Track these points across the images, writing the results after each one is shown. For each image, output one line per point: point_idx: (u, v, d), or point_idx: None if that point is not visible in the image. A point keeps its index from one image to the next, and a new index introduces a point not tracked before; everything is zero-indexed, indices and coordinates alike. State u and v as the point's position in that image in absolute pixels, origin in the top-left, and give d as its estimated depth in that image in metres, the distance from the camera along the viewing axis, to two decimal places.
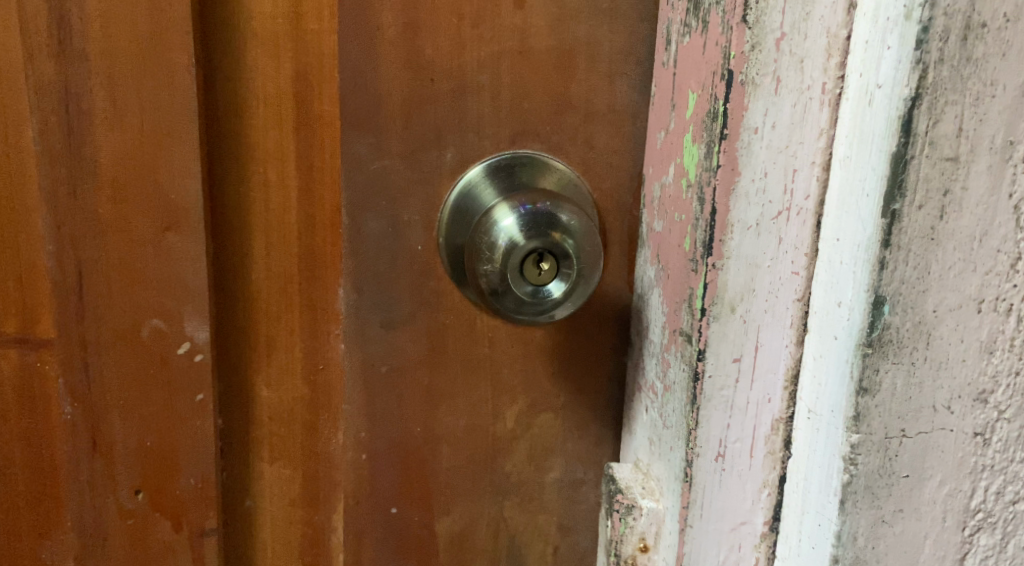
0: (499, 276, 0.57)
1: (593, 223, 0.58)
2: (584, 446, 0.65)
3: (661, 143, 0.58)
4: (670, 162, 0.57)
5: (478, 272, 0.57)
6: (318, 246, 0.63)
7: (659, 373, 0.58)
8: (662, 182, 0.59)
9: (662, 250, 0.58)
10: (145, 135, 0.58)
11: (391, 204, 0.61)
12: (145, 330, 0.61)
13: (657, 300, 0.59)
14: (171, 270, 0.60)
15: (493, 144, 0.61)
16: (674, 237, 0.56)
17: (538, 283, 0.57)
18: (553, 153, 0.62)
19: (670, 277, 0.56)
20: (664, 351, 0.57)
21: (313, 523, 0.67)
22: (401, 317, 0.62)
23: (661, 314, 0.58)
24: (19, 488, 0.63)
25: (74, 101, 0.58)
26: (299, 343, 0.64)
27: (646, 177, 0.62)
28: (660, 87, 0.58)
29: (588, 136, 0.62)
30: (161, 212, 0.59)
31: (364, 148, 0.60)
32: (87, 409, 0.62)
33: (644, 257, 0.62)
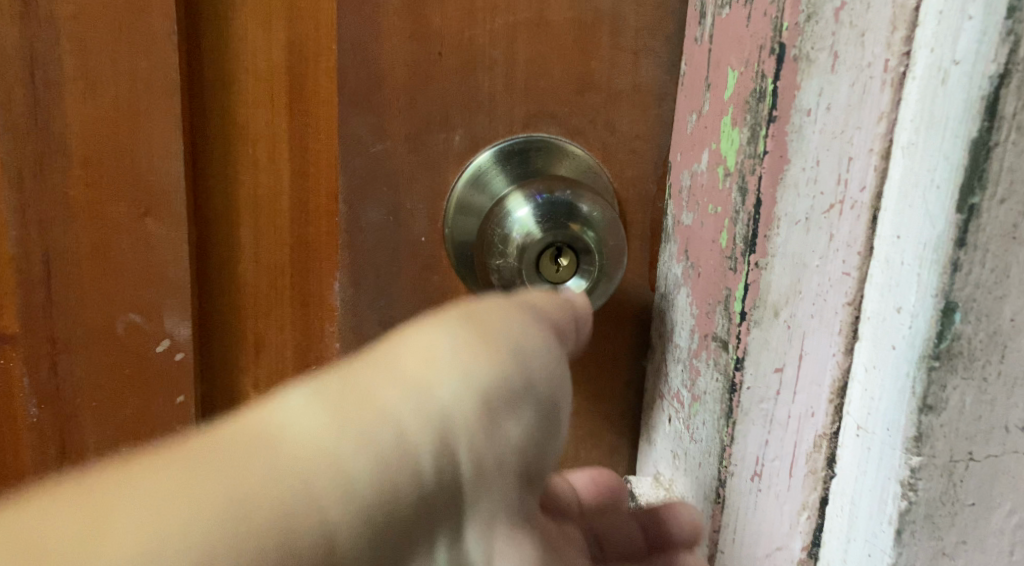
0: (512, 271, 0.52)
1: (616, 214, 0.53)
2: (597, 456, 0.60)
3: (690, 129, 0.53)
4: (704, 147, 0.51)
5: (490, 266, 0.53)
6: (312, 236, 0.57)
7: (686, 383, 0.53)
8: (691, 171, 0.53)
9: (691, 245, 0.53)
10: (124, 109, 0.52)
11: (392, 190, 0.56)
12: (120, 325, 0.55)
13: (685, 300, 0.53)
14: (150, 259, 0.55)
15: (506, 127, 0.56)
16: (704, 232, 0.51)
17: (556, 280, 0.52)
18: (570, 137, 0.57)
19: (702, 276, 0.51)
20: (693, 358, 0.52)
21: None
22: (402, 316, 0.57)
23: (690, 317, 0.53)
24: None
25: (42, 70, 0.51)
26: (290, 340, 0.59)
27: (671, 166, 0.57)
28: (692, 66, 0.53)
29: (609, 120, 0.57)
30: (140, 195, 0.54)
31: (364, 128, 0.55)
32: (55, 413, 0.56)
33: (667, 253, 0.57)
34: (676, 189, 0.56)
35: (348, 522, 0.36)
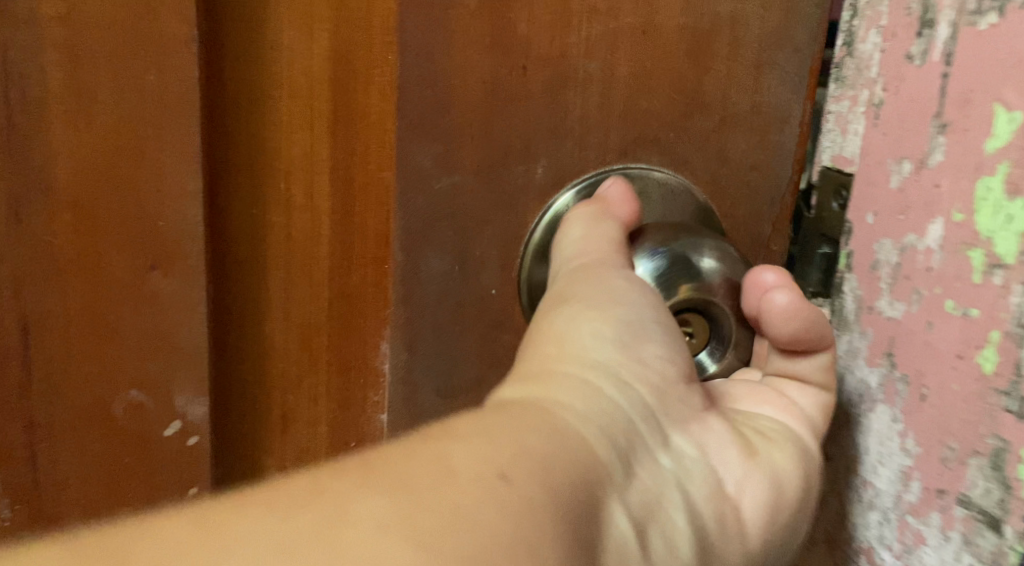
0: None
1: (723, 242, 0.43)
2: None
3: (893, 186, 0.40)
4: (932, 215, 0.38)
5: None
6: (356, 287, 0.46)
7: (867, 520, 0.42)
8: (900, 243, 0.40)
9: (900, 348, 0.40)
10: (125, 138, 0.40)
11: (459, 234, 0.45)
12: (119, 407, 0.43)
13: (892, 428, 0.40)
14: (158, 327, 0.43)
15: (595, 158, 0.45)
16: (934, 339, 0.38)
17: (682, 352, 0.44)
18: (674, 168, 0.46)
19: (941, 412, 0.38)
20: (906, 514, 0.40)
21: None
22: (464, 384, 0.47)
23: (902, 451, 0.40)
24: None
25: (18, 90, 0.39)
26: (324, 412, 0.48)
27: (851, 233, 0.42)
28: (895, 95, 0.40)
29: (720, 146, 0.46)
30: (148, 246, 0.42)
31: (427, 159, 0.43)
32: (30, 515, 0.44)
33: (845, 345, 0.43)
34: (863, 266, 0.41)
35: (599, 436, 0.36)
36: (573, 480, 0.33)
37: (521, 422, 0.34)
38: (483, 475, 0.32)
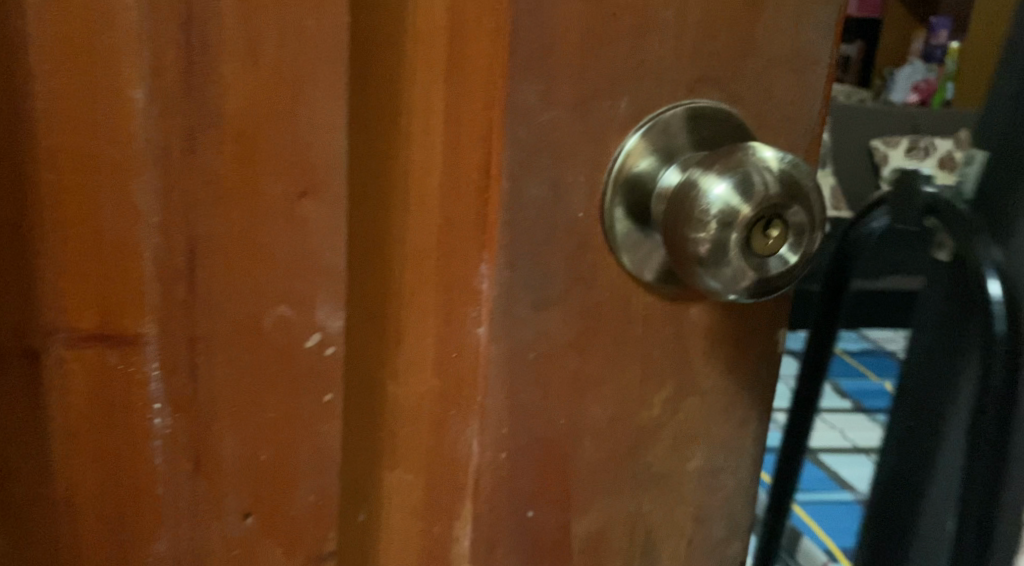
0: (728, 269, 0.47)
1: (786, 154, 0.48)
2: (728, 430, 0.60)
3: None
4: None
5: (697, 281, 0.47)
6: (461, 211, 0.51)
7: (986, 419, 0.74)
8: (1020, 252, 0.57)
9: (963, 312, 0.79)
10: (285, 75, 0.45)
11: (556, 162, 0.50)
12: (267, 320, 0.48)
13: None
14: (304, 250, 0.47)
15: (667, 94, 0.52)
16: None
17: (768, 254, 0.47)
18: (729, 104, 0.53)
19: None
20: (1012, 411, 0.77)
21: (430, 534, 0.55)
22: (554, 295, 0.52)
23: None
24: (88, 503, 0.51)
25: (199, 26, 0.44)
26: (432, 328, 0.53)
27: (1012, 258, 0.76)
28: None
29: (767, 84, 0.54)
30: (297, 175, 0.46)
31: (532, 97, 0.49)
32: (189, 421, 0.50)
33: None
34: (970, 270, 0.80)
35: None
36: None
37: None
38: None
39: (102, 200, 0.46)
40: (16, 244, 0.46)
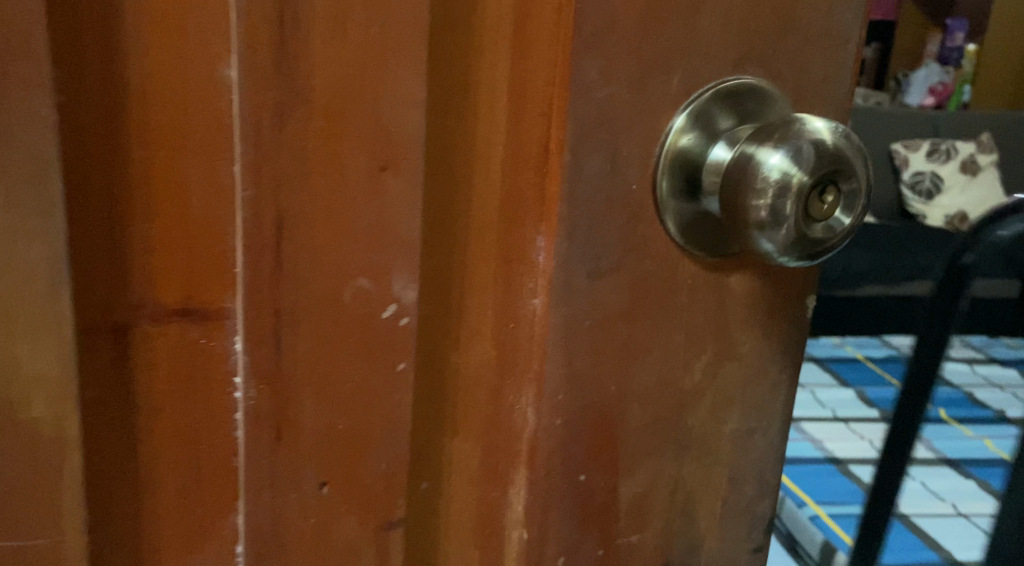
0: (788, 233, 0.49)
1: (837, 125, 0.51)
2: (761, 393, 0.58)
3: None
4: None
5: (757, 245, 0.50)
6: (522, 186, 0.52)
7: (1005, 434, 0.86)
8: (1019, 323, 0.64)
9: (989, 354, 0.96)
10: (372, 51, 0.47)
11: (612, 137, 0.51)
12: (349, 292, 0.50)
13: None
14: (384, 220, 0.49)
15: (712, 66, 0.53)
16: None
17: (824, 217, 0.50)
18: (769, 80, 0.54)
19: None
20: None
21: (488, 499, 0.56)
22: (608, 265, 0.52)
23: None
24: (167, 477, 0.52)
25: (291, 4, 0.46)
26: (491, 301, 0.54)
27: None
28: None
29: (806, 59, 0.55)
30: (378, 148, 0.48)
31: (594, 72, 0.50)
32: (273, 394, 0.52)
33: None
34: None
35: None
36: None
37: None
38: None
39: (188, 179, 0.48)
40: (102, 231, 0.47)
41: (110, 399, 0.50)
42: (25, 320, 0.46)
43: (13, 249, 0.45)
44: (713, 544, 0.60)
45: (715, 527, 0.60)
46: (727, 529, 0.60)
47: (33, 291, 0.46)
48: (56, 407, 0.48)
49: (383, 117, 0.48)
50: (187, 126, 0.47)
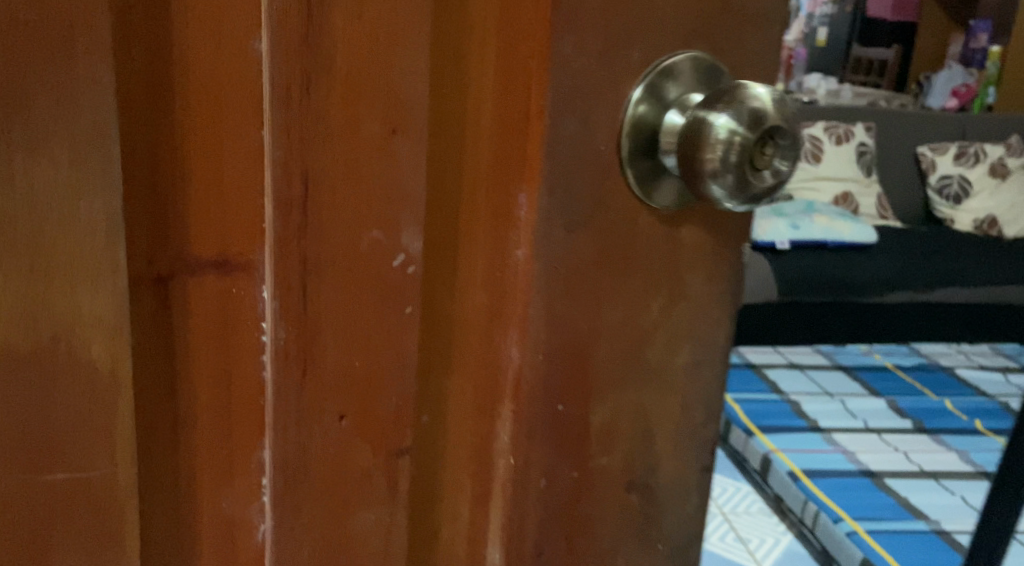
0: (734, 180, 0.53)
1: (778, 90, 0.53)
2: (719, 333, 0.62)
3: None
4: None
5: (706, 192, 0.53)
6: (505, 147, 0.56)
7: None
8: None
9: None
10: (383, 28, 0.55)
11: (585, 101, 0.54)
12: (364, 242, 0.58)
13: None
14: (394, 179, 0.57)
15: (682, 19, 0.56)
16: None
17: (764, 167, 0.53)
18: (724, 46, 0.58)
19: None
20: None
21: (480, 433, 0.61)
22: (582, 215, 0.56)
23: None
24: (201, 411, 0.60)
25: None
26: (481, 253, 0.58)
27: None
28: None
29: (762, 24, 0.59)
30: (389, 112, 0.56)
31: (567, 46, 0.53)
32: (299, 333, 0.59)
33: None
34: None
35: (34, 172, 0.51)
36: (13, 178, 0.51)
37: (20, 145, 0.51)
38: (26, 168, 0.51)
39: (222, 143, 0.56)
40: (154, 188, 0.55)
41: (153, 341, 0.58)
42: (90, 268, 0.53)
43: (77, 204, 0.52)
44: (671, 470, 0.63)
45: (679, 459, 0.63)
46: (691, 459, 0.64)
47: (96, 243, 0.53)
48: (111, 349, 0.55)
49: (393, 85, 0.56)
50: (226, 98, 0.56)
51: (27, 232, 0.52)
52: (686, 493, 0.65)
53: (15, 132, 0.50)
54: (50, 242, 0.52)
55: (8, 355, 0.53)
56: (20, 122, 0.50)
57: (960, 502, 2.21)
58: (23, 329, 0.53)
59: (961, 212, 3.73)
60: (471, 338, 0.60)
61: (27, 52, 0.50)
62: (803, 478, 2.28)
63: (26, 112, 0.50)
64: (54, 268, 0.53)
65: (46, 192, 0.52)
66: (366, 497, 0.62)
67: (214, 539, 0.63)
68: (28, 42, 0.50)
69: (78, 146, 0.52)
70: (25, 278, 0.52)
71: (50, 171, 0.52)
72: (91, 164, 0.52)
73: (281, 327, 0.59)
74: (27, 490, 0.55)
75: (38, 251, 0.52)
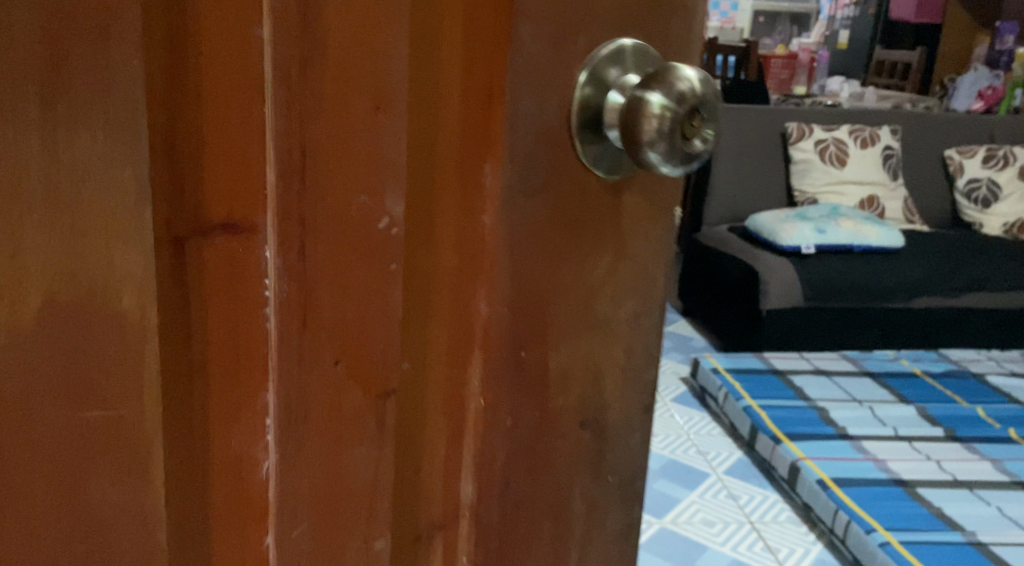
0: (668, 148, 0.61)
1: (705, 71, 0.62)
2: (653, 288, 0.73)
3: None
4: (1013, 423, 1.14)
5: (645, 159, 0.61)
6: (471, 125, 0.66)
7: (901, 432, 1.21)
8: None
9: None
10: (370, 17, 0.63)
11: (539, 83, 0.64)
12: (354, 206, 0.66)
13: None
14: (379, 150, 0.65)
15: (620, 15, 0.66)
16: None
17: (693, 136, 0.62)
18: (653, 39, 0.68)
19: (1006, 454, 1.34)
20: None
21: (454, 376, 0.71)
22: (539, 184, 0.66)
23: None
24: (212, 357, 0.68)
25: None
26: (453, 218, 0.68)
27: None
28: None
29: (685, 22, 0.69)
30: (375, 91, 0.64)
31: (526, 33, 0.63)
32: (298, 287, 0.67)
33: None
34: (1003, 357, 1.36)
35: (72, 143, 0.60)
36: (55, 149, 0.60)
37: (60, 120, 0.59)
38: (64, 138, 0.60)
39: (230, 117, 0.64)
40: (174, 158, 0.63)
41: (171, 295, 0.65)
42: (119, 226, 0.62)
43: (111, 173, 0.61)
44: (618, 409, 0.74)
45: (620, 393, 0.74)
46: (631, 396, 0.75)
47: (125, 205, 0.62)
48: (139, 298, 0.64)
49: (378, 66, 0.64)
50: (232, 78, 0.63)
51: (65, 194, 0.60)
52: (626, 426, 0.75)
53: (58, 109, 0.59)
54: (85, 204, 0.61)
55: (51, 303, 0.62)
56: (63, 100, 0.59)
57: (997, 514, 2.26)
58: (63, 281, 0.62)
59: (992, 216, 3.89)
60: (447, 292, 0.69)
61: (70, 40, 0.59)
62: (833, 486, 2.34)
63: (68, 91, 0.59)
64: (88, 226, 0.61)
65: (82, 161, 0.60)
66: (359, 434, 0.70)
67: (225, 479, 0.71)
68: (71, 32, 0.58)
69: (109, 120, 0.60)
70: (62, 235, 0.61)
71: (89, 143, 0.60)
72: (120, 136, 0.61)
73: (284, 281, 0.67)
74: (67, 426, 0.63)
75: (73, 211, 0.61)
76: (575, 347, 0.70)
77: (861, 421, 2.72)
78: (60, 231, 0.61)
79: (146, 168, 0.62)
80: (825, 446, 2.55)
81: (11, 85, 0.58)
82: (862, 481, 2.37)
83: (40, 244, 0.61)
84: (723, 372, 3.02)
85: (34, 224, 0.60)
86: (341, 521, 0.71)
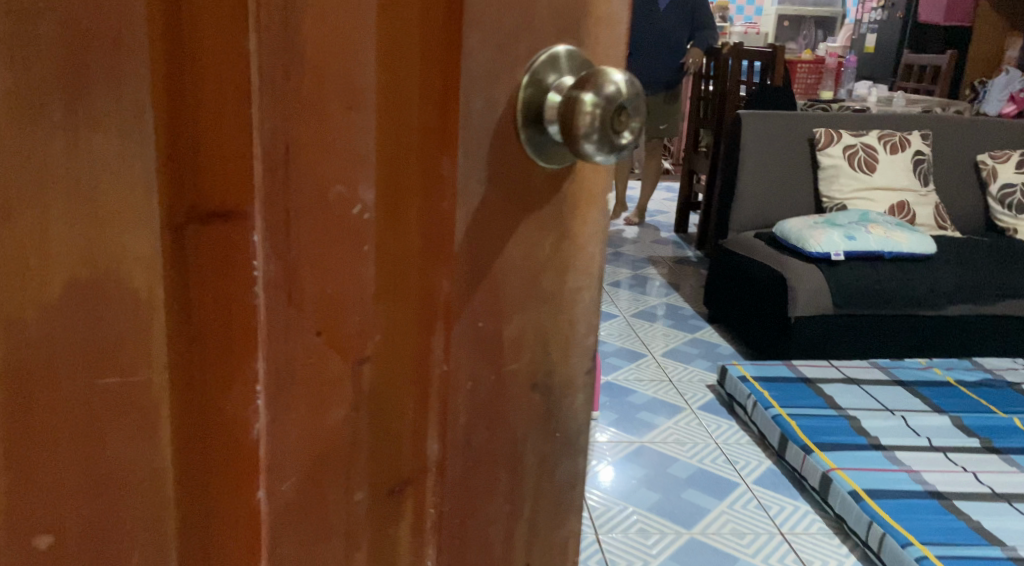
0: (600, 141, 0.70)
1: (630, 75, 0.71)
2: (590, 264, 0.84)
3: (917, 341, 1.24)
4: None
5: (582, 151, 0.70)
6: (428, 122, 0.76)
7: None
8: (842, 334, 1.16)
9: None
10: (342, 29, 0.73)
11: (487, 85, 0.74)
12: (331, 194, 0.75)
13: None
14: (352, 145, 0.75)
15: (554, 26, 0.76)
16: None
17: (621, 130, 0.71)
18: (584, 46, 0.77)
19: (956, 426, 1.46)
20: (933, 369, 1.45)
21: (422, 345, 0.80)
22: (489, 175, 0.76)
23: None
24: (207, 331, 0.76)
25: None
26: (416, 204, 0.78)
27: None
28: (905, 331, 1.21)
29: (611, 31, 0.79)
30: (346, 94, 0.74)
31: (474, 42, 0.73)
32: (282, 266, 0.76)
33: None
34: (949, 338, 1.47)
35: (89, 141, 0.69)
36: (75, 146, 0.69)
37: (79, 121, 0.69)
38: (82, 137, 0.69)
39: (221, 116, 0.73)
40: (175, 153, 0.72)
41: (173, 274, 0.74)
42: (129, 213, 0.71)
43: (123, 167, 0.70)
44: (562, 373, 0.85)
45: (565, 359, 0.85)
46: (574, 361, 0.85)
47: (134, 194, 0.71)
48: (147, 277, 0.73)
49: (349, 72, 0.74)
50: (223, 82, 0.72)
51: (82, 185, 0.70)
52: (568, 388, 0.86)
53: (77, 112, 0.68)
54: (100, 194, 0.70)
55: (71, 282, 0.71)
56: (82, 103, 0.68)
57: None
58: (81, 262, 0.71)
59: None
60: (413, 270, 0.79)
61: (88, 52, 0.68)
62: (865, 497, 2.40)
63: (85, 95, 0.68)
64: (102, 213, 0.71)
65: (97, 155, 0.70)
66: (338, 396, 0.80)
67: (220, 440, 0.78)
68: (87, 43, 0.68)
69: (121, 120, 0.70)
70: (79, 220, 0.70)
71: (104, 141, 0.70)
72: (130, 134, 0.70)
73: (270, 261, 0.76)
74: (85, 391, 0.72)
75: (90, 199, 0.70)
76: (522, 318, 0.81)
77: (891, 431, 2.78)
78: (78, 217, 0.70)
79: (151, 162, 0.71)
80: (858, 456, 2.60)
81: (37, 91, 0.67)
82: (893, 491, 2.43)
83: (61, 228, 0.70)
84: (748, 379, 3.09)
85: (56, 210, 0.69)
86: (325, 474, 0.80)
